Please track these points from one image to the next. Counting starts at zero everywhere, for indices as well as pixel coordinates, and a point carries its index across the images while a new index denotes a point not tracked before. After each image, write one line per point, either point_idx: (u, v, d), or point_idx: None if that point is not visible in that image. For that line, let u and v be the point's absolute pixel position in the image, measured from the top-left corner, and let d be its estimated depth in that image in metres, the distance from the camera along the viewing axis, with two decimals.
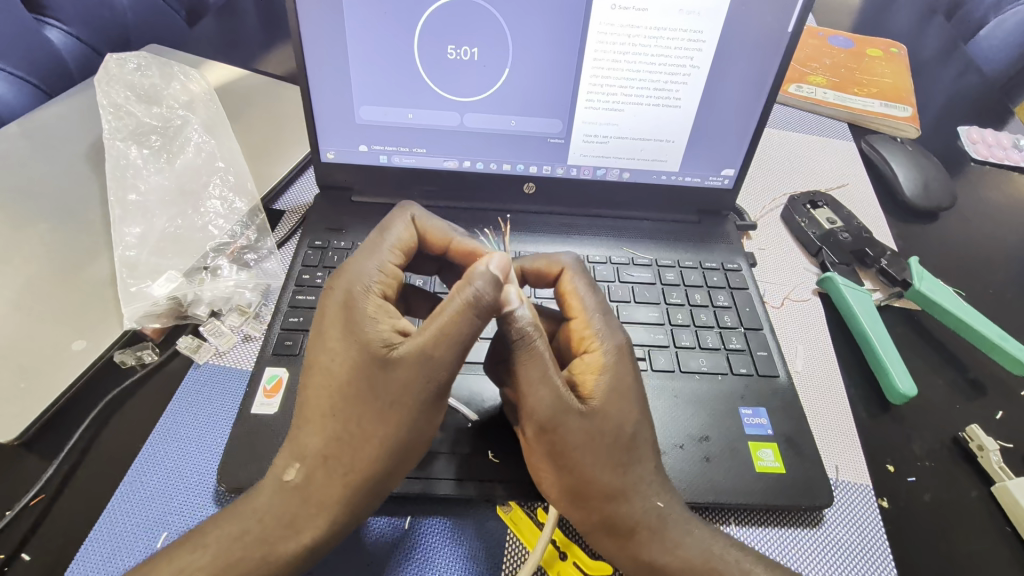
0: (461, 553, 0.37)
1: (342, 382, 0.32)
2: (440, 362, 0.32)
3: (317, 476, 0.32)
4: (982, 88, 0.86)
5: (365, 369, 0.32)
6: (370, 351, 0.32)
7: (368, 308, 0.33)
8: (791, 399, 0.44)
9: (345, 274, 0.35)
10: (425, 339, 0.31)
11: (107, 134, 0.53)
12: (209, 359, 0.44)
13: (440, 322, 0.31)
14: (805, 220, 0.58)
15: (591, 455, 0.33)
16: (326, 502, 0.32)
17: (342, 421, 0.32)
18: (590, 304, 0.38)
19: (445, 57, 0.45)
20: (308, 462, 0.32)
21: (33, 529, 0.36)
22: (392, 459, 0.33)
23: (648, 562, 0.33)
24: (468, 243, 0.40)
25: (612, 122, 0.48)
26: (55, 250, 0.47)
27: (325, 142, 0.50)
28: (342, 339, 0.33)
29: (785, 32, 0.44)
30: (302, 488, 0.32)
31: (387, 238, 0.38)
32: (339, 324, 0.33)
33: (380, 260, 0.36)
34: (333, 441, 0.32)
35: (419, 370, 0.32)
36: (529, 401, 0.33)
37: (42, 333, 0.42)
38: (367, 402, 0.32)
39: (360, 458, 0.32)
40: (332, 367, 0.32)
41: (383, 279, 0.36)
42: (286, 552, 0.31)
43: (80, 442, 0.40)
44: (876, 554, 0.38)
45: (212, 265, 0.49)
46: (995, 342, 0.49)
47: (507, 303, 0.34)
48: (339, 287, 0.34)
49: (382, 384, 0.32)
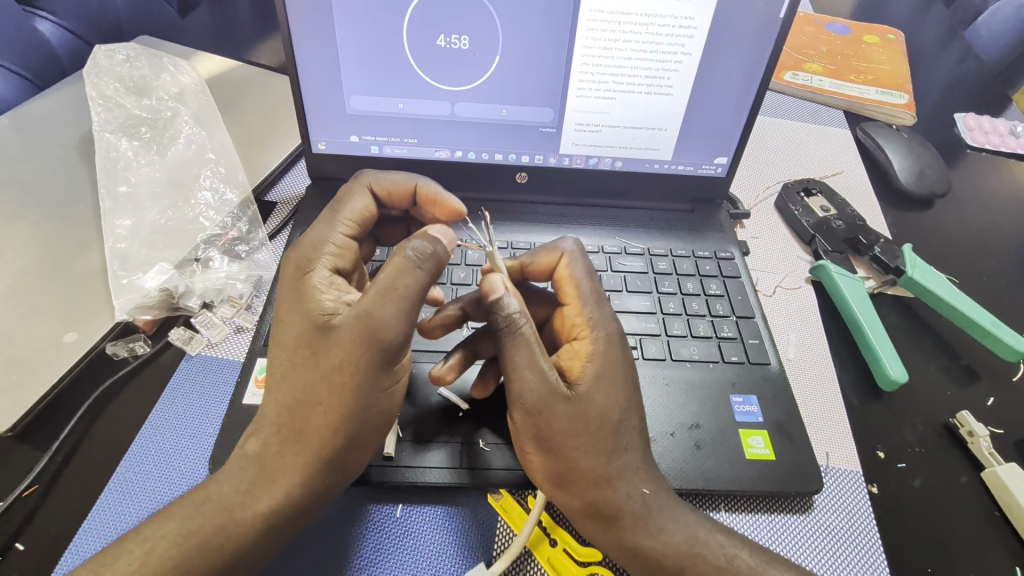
0: (450, 540, 0.37)
1: (290, 353, 0.32)
2: (382, 322, 0.31)
3: (273, 446, 0.32)
4: (980, 75, 0.85)
5: (308, 337, 0.32)
6: (313, 319, 0.32)
7: (317, 279, 0.34)
8: (782, 386, 0.44)
9: (299, 252, 0.35)
10: (366, 298, 0.31)
11: (96, 126, 0.53)
12: (201, 351, 0.44)
13: (380, 280, 0.31)
14: (799, 208, 0.58)
15: (575, 441, 0.33)
16: (281, 472, 0.32)
17: (290, 392, 0.32)
18: (585, 292, 0.38)
19: (435, 45, 0.45)
20: (265, 431, 0.33)
21: (28, 519, 0.37)
22: (347, 428, 0.32)
23: (632, 546, 0.33)
24: (429, 188, 0.41)
25: (604, 111, 0.48)
26: (47, 242, 0.47)
27: (315, 133, 0.50)
28: (290, 310, 0.33)
29: (777, 19, 0.43)
30: (261, 456, 0.33)
31: (341, 209, 0.38)
32: (288, 295, 0.33)
33: (331, 233, 0.36)
34: (288, 412, 0.32)
35: (359, 334, 0.31)
36: (515, 385, 0.33)
37: (34, 326, 0.42)
38: (313, 368, 0.32)
39: (311, 426, 0.32)
40: (285, 340, 0.33)
41: (337, 254, 0.36)
42: (246, 521, 0.31)
43: (73, 432, 0.40)
44: (866, 540, 0.39)
45: (204, 257, 0.49)
46: (987, 328, 0.49)
47: (491, 291, 0.34)
48: (292, 259, 0.35)
49: (323, 350, 0.31)
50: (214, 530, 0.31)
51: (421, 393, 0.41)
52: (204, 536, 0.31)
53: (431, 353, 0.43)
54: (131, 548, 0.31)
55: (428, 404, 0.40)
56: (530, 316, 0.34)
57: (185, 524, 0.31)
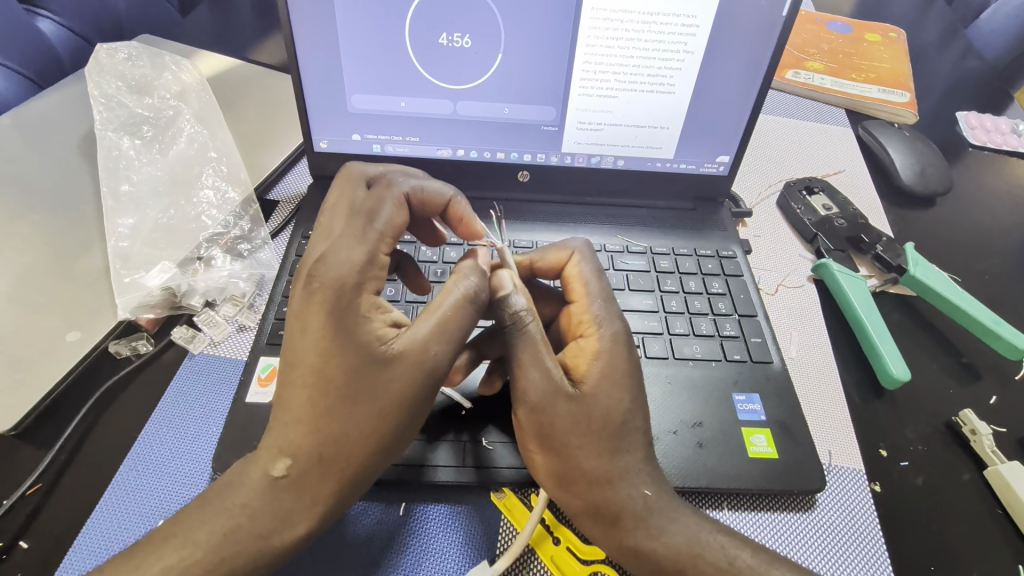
0: (454, 540, 0.37)
1: (331, 377, 0.29)
2: (446, 356, 0.31)
3: (309, 474, 0.29)
4: (981, 73, 0.85)
5: (361, 369, 0.29)
6: (369, 350, 0.29)
7: (363, 304, 0.30)
8: (784, 385, 0.44)
9: (331, 267, 0.30)
10: (432, 332, 0.30)
11: (98, 125, 0.53)
12: (204, 349, 0.44)
13: (445, 313, 0.31)
14: (800, 207, 0.58)
15: (576, 439, 0.33)
16: (319, 499, 0.30)
17: (331, 418, 0.29)
18: (592, 290, 0.38)
19: (437, 44, 0.45)
20: (298, 458, 0.29)
21: (31, 518, 0.37)
22: (386, 456, 0.31)
23: (632, 547, 0.33)
24: (462, 206, 0.39)
25: (606, 109, 0.48)
26: (50, 242, 0.47)
27: (317, 132, 0.50)
28: (335, 335, 0.29)
29: (779, 16, 0.43)
30: (293, 484, 0.29)
31: (378, 217, 0.33)
32: (326, 316, 0.29)
33: (368, 247, 0.31)
34: (326, 439, 0.29)
35: (416, 366, 0.30)
36: (519, 382, 0.33)
37: (37, 325, 0.42)
38: (365, 398, 0.29)
39: (355, 456, 0.30)
40: (331, 370, 0.29)
41: (375, 274, 0.31)
42: (282, 543, 0.29)
43: (76, 431, 0.40)
44: (868, 537, 0.39)
45: (205, 256, 0.49)
46: (990, 326, 0.49)
47: (500, 288, 0.35)
48: (326, 280, 0.29)
49: (384, 384, 0.29)
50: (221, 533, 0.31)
51: None
52: (232, 560, 0.28)
53: None
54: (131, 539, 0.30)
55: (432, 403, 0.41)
56: (536, 313, 0.35)
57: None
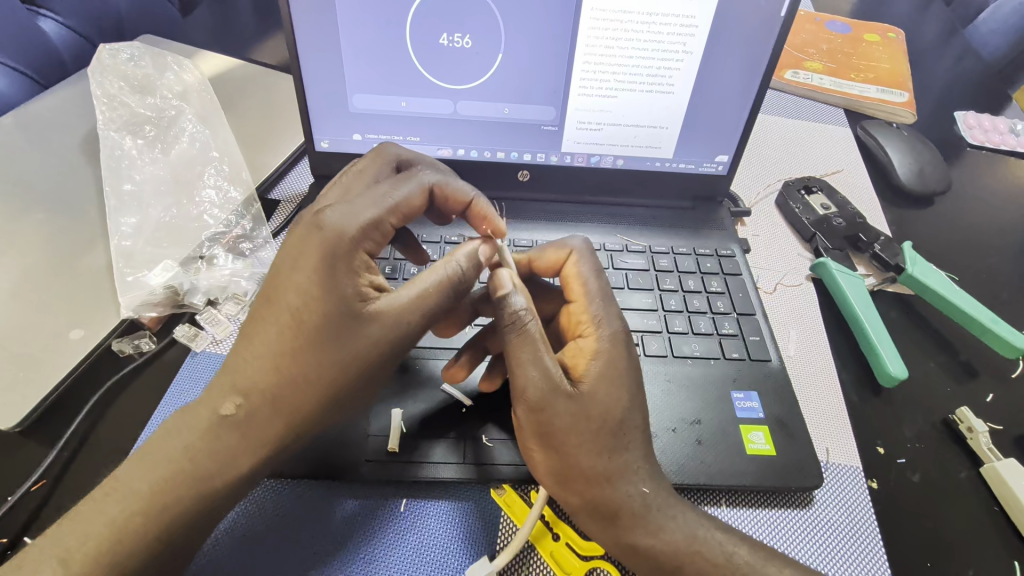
0: (455, 535, 0.37)
1: (299, 326, 0.31)
2: (415, 324, 0.33)
3: (259, 414, 0.31)
4: (980, 72, 0.85)
5: (335, 316, 0.31)
6: (345, 300, 0.31)
7: (353, 258, 0.32)
8: (782, 383, 0.44)
9: (340, 220, 0.32)
10: (410, 298, 0.33)
11: (101, 124, 0.53)
12: (206, 348, 0.45)
13: (424, 286, 0.33)
14: (799, 206, 0.58)
15: (575, 438, 0.33)
16: (263, 441, 0.31)
17: (291, 364, 0.31)
18: (592, 290, 0.38)
19: (438, 45, 0.45)
20: (251, 397, 0.31)
21: (36, 513, 0.37)
22: (332, 413, 0.33)
23: (630, 544, 0.34)
24: (484, 206, 0.41)
25: (605, 109, 0.48)
26: (53, 240, 0.48)
27: (319, 132, 0.50)
28: (317, 281, 0.31)
29: (777, 17, 0.43)
30: (241, 422, 0.31)
31: (397, 193, 0.36)
32: (317, 262, 0.31)
33: (377, 211, 0.34)
34: (283, 381, 0.31)
35: (390, 330, 0.32)
36: (519, 380, 0.33)
37: (40, 324, 0.43)
38: (328, 350, 0.31)
39: (304, 405, 0.31)
40: (302, 308, 0.31)
41: (374, 234, 0.34)
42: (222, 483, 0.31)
43: (79, 428, 0.40)
44: (865, 534, 0.39)
45: (208, 254, 0.49)
46: (986, 324, 0.49)
47: (500, 287, 0.35)
48: (326, 231, 0.32)
49: (351, 335, 0.31)
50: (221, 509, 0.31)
51: (429, 389, 0.42)
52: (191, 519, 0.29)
53: (441, 350, 0.44)
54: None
55: (434, 400, 0.41)
56: (535, 312, 0.35)
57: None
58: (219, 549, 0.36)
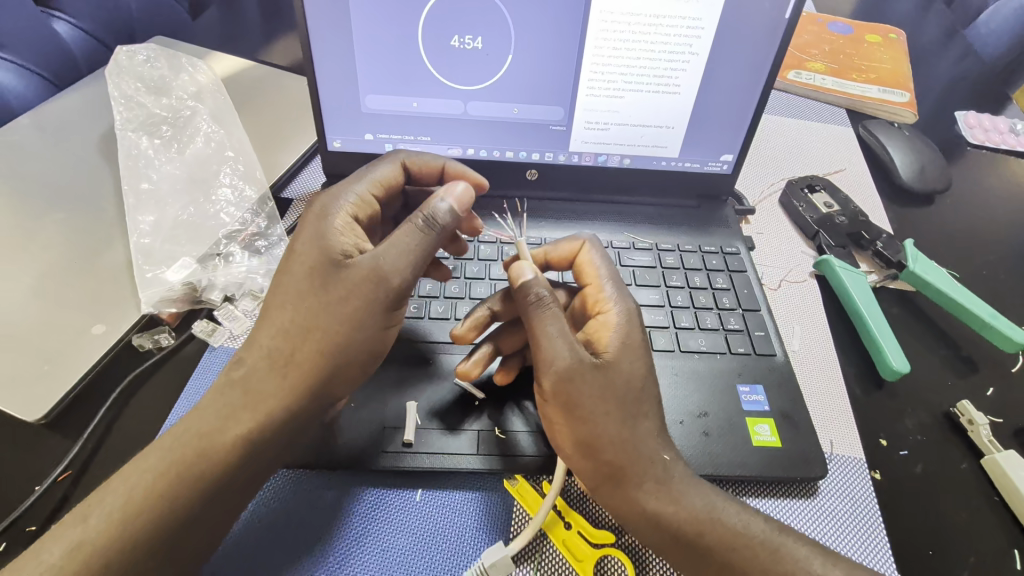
0: (470, 523, 0.38)
1: (296, 284, 0.36)
2: (392, 269, 0.36)
3: (263, 370, 0.35)
4: (980, 73, 0.86)
5: (322, 269, 0.36)
6: (330, 255, 0.36)
7: (338, 222, 0.38)
8: (787, 376, 0.45)
9: (326, 197, 0.40)
10: (383, 247, 0.36)
11: (118, 125, 0.54)
12: (224, 343, 0.46)
13: (394, 235, 0.36)
14: (802, 205, 0.59)
15: (604, 406, 0.34)
16: (270, 394, 0.35)
17: (290, 317, 0.35)
18: (605, 271, 0.41)
19: (449, 46, 0.46)
20: (256, 356, 0.35)
21: (63, 502, 0.38)
22: (333, 362, 0.36)
23: (653, 514, 0.34)
24: (458, 166, 0.46)
25: (612, 109, 0.49)
26: (74, 238, 0.49)
27: (332, 132, 0.51)
28: (308, 244, 0.37)
29: (781, 19, 0.44)
30: (246, 379, 0.35)
31: (373, 170, 0.43)
32: (308, 230, 0.37)
33: (358, 187, 0.41)
34: (283, 334, 0.35)
35: (371, 275, 0.35)
36: (547, 354, 0.35)
37: (63, 319, 0.44)
38: (319, 297, 0.35)
39: (302, 353, 0.35)
40: (298, 267, 0.36)
41: (357, 204, 0.40)
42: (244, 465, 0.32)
43: (103, 420, 0.41)
44: (868, 523, 0.40)
45: (225, 251, 0.50)
46: (987, 321, 0.50)
47: (519, 276, 0.38)
48: (313, 207, 0.39)
49: (334, 284, 0.35)
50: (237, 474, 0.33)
51: (442, 382, 0.43)
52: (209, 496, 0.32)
53: (454, 346, 0.45)
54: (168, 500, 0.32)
55: (448, 394, 0.42)
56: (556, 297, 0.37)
57: (219, 508, 0.33)
58: (242, 538, 0.37)
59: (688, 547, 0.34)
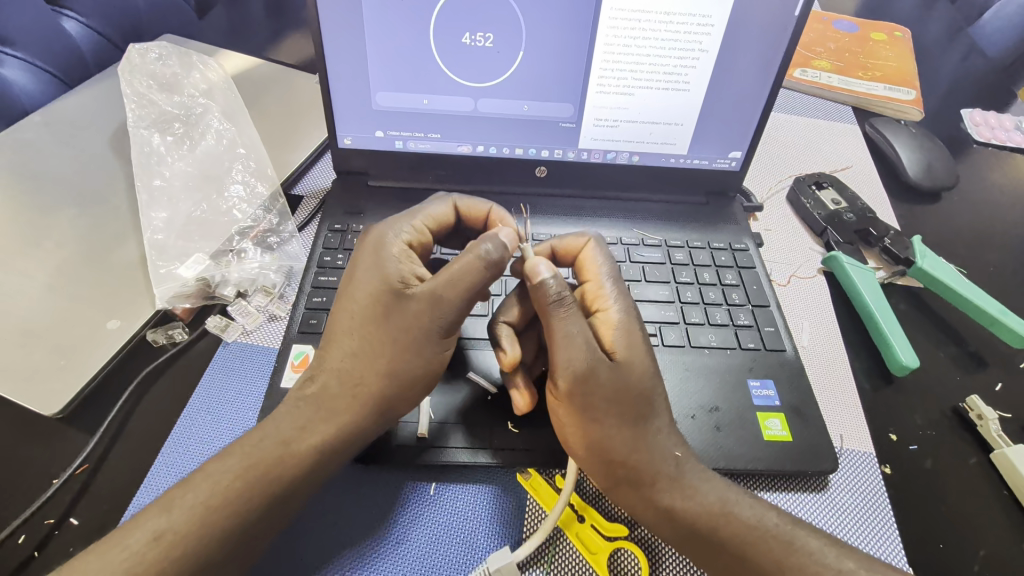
0: (485, 518, 0.39)
1: (361, 310, 0.37)
2: (447, 306, 0.35)
3: (331, 389, 0.36)
4: (985, 71, 0.86)
5: (382, 297, 0.36)
6: (389, 283, 0.36)
7: (395, 250, 0.38)
8: (797, 371, 0.46)
9: (381, 225, 0.40)
10: (438, 281, 0.35)
11: (131, 122, 0.55)
12: (238, 338, 0.46)
13: (456, 268, 0.35)
14: (810, 201, 0.60)
15: (616, 407, 0.35)
16: (337, 412, 0.35)
17: (357, 343, 0.37)
18: (602, 268, 0.41)
19: (460, 43, 0.46)
20: (326, 375, 0.37)
21: (81, 495, 0.39)
22: (398, 384, 0.36)
23: (668, 509, 0.35)
24: (502, 213, 0.44)
25: (623, 105, 0.49)
26: (87, 234, 0.49)
27: (342, 129, 0.51)
28: (367, 271, 0.37)
29: (791, 16, 0.45)
30: (318, 398, 0.36)
31: (425, 206, 0.42)
32: (367, 259, 0.38)
33: (412, 218, 0.41)
34: (355, 357, 0.36)
35: (427, 306, 0.35)
36: (564, 357, 0.35)
37: (80, 314, 0.44)
38: (381, 326, 0.36)
39: (368, 375, 0.36)
40: (359, 295, 0.37)
41: (413, 234, 0.41)
42: (275, 464, 0.33)
43: (119, 416, 0.42)
44: (880, 517, 0.40)
45: (237, 248, 0.50)
46: (995, 316, 0.50)
47: (535, 275, 0.37)
48: (372, 234, 0.40)
49: (394, 313, 0.36)
50: (256, 466, 0.33)
51: (453, 375, 0.43)
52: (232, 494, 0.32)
53: (463, 341, 0.45)
54: (187, 492, 0.32)
55: (459, 389, 0.42)
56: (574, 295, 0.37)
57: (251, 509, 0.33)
58: None
59: (702, 540, 0.34)
